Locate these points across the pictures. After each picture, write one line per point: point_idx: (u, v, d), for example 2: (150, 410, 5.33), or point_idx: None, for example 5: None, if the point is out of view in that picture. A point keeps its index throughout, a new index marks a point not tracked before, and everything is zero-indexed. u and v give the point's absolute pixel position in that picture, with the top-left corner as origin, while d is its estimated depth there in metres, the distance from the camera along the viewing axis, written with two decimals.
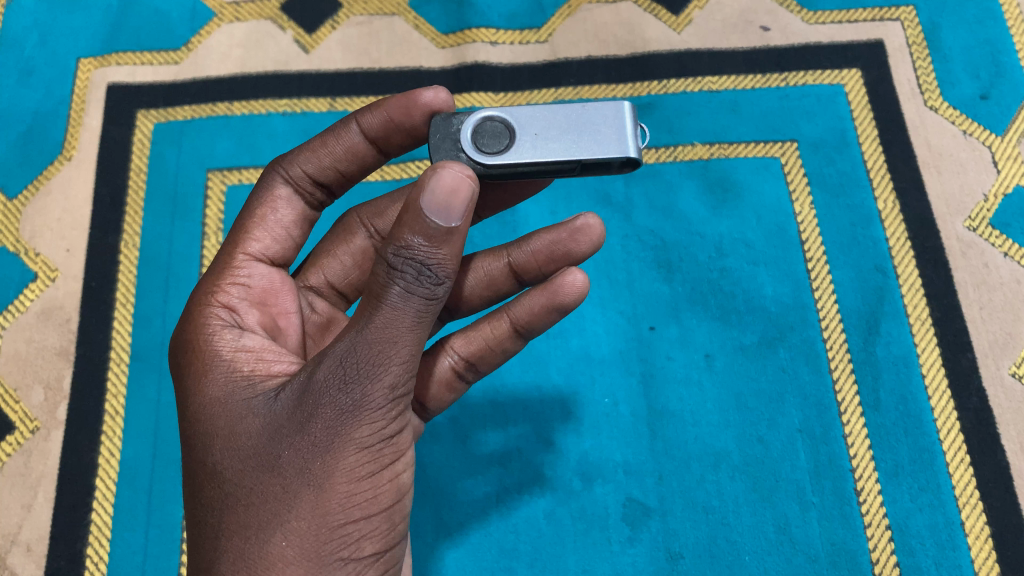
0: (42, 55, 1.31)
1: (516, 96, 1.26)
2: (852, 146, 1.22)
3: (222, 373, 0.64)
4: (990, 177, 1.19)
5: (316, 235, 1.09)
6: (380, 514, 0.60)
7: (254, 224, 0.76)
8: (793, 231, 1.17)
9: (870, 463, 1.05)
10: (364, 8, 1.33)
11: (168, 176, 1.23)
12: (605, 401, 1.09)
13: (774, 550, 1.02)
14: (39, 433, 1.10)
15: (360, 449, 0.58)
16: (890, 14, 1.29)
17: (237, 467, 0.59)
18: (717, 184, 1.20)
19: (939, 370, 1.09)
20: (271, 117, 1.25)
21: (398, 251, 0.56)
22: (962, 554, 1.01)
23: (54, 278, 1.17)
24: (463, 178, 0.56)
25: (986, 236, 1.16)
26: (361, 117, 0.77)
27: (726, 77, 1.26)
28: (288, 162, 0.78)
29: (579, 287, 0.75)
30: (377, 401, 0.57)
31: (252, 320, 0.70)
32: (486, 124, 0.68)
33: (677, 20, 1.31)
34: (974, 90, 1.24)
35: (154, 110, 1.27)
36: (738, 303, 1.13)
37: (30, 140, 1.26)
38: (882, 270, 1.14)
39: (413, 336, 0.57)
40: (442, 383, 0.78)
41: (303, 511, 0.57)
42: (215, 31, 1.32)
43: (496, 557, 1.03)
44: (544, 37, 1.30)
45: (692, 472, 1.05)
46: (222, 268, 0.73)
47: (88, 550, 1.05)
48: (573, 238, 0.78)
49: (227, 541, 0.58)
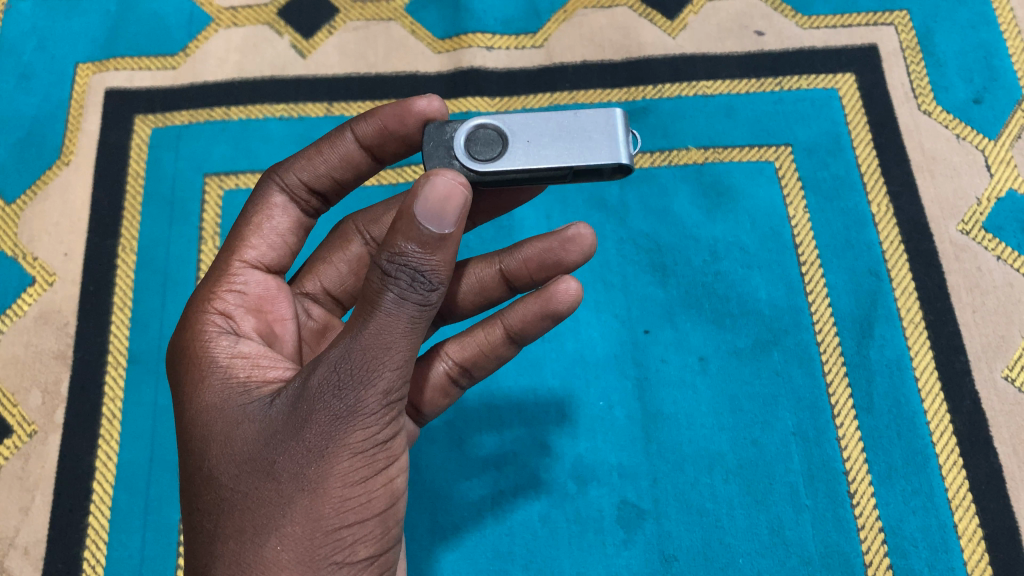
0: (41, 60, 1.31)
1: (512, 100, 1.27)
2: (846, 150, 1.23)
3: (218, 379, 0.64)
4: (983, 181, 1.20)
5: (314, 241, 1.10)
6: (373, 518, 0.60)
7: (250, 232, 0.76)
8: (787, 235, 1.18)
9: (863, 465, 1.06)
10: (361, 13, 1.34)
11: (166, 180, 1.23)
12: (600, 404, 1.10)
13: (768, 552, 1.03)
14: (37, 436, 1.10)
15: (354, 454, 0.58)
16: (884, 18, 1.30)
17: (232, 472, 0.59)
18: (711, 188, 1.20)
19: (932, 373, 1.10)
20: (268, 122, 1.26)
21: (391, 258, 0.56)
22: (954, 556, 1.02)
23: (52, 282, 1.18)
24: (455, 185, 0.57)
25: (979, 239, 1.17)
26: (356, 125, 0.78)
27: (721, 82, 1.27)
28: (284, 170, 0.78)
29: (572, 295, 0.76)
30: (371, 407, 0.58)
31: (248, 326, 0.71)
32: (479, 132, 0.69)
33: (672, 25, 1.32)
34: (968, 94, 1.25)
35: (152, 115, 1.27)
36: (732, 307, 1.14)
37: (28, 145, 1.26)
38: (875, 274, 1.15)
39: (406, 342, 0.58)
40: (437, 388, 0.78)
41: (297, 515, 0.57)
42: (213, 36, 1.32)
43: (491, 560, 1.04)
44: (540, 41, 1.31)
45: (687, 475, 1.06)
46: (218, 275, 0.74)
47: (86, 553, 1.05)
48: (564, 247, 0.78)
49: (222, 546, 0.58)
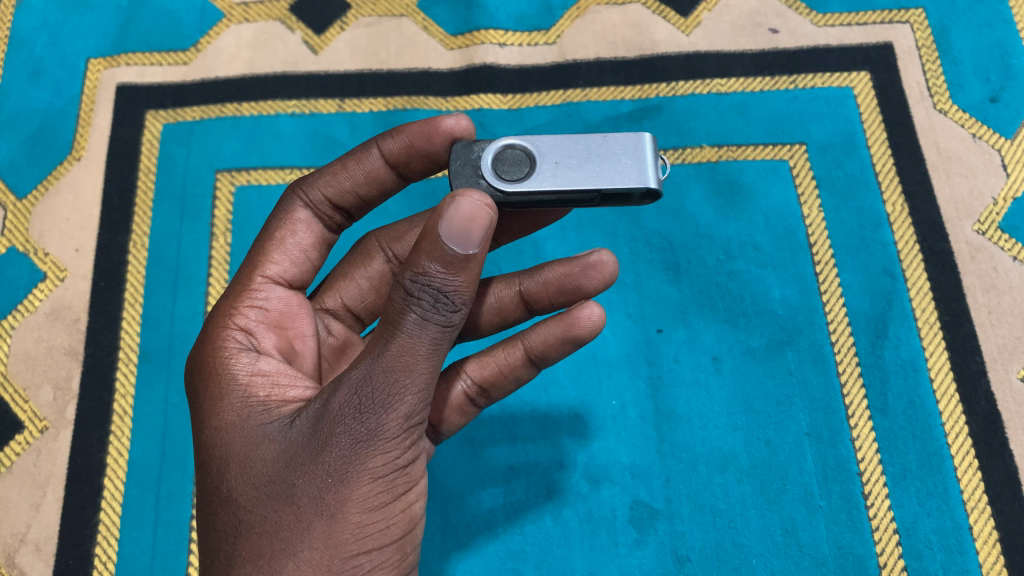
0: (51, 56, 1.31)
1: (524, 97, 1.26)
2: (861, 150, 1.21)
3: (238, 398, 0.64)
4: (999, 181, 1.18)
5: (333, 257, 1.09)
6: (391, 545, 0.60)
7: (273, 246, 0.76)
8: (801, 235, 1.17)
9: (878, 467, 1.05)
10: (373, 9, 1.32)
11: (178, 176, 1.23)
12: (613, 404, 1.09)
13: (782, 553, 1.03)
14: (48, 432, 1.11)
15: (374, 479, 0.58)
16: (899, 16, 1.29)
17: (252, 494, 0.59)
18: (724, 187, 1.19)
19: (947, 374, 1.09)
20: (280, 118, 1.25)
21: (415, 278, 0.56)
22: (969, 558, 1.02)
23: (63, 278, 1.18)
24: (481, 206, 0.56)
25: (995, 239, 1.16)
26: (383, 142, 0.77)
27: (735, 79, 1.26)
28: (308, 185, 0.78)
29: (595, 320, 0.76)
30: (391, 430, 0.58)
31: (269, 343, 0.70)
32: (506, 152, 0.68)
33: (685, 22, 1.30)
34: (984, 93, 1.23)
35: (163, 111, 1.27)
36: (746, 307, 1.13)
37: (39, 140, 1.26)
38: (890, 274, 1.14)
39: (429, 364, 0.58)
40: (456, 407, 0.77)
41: (315, 541, 0.57)
42: (224, 31, 1.31)
43: (503, 559, 1.04)
44: (552, 38, 1.30)
45: (699, 474, 1.06)
46: (239, 290, 0.73)
47: (97, 549, 1.06)
48: (586, 272, 0.78)
49: (239, 569, 0.58)
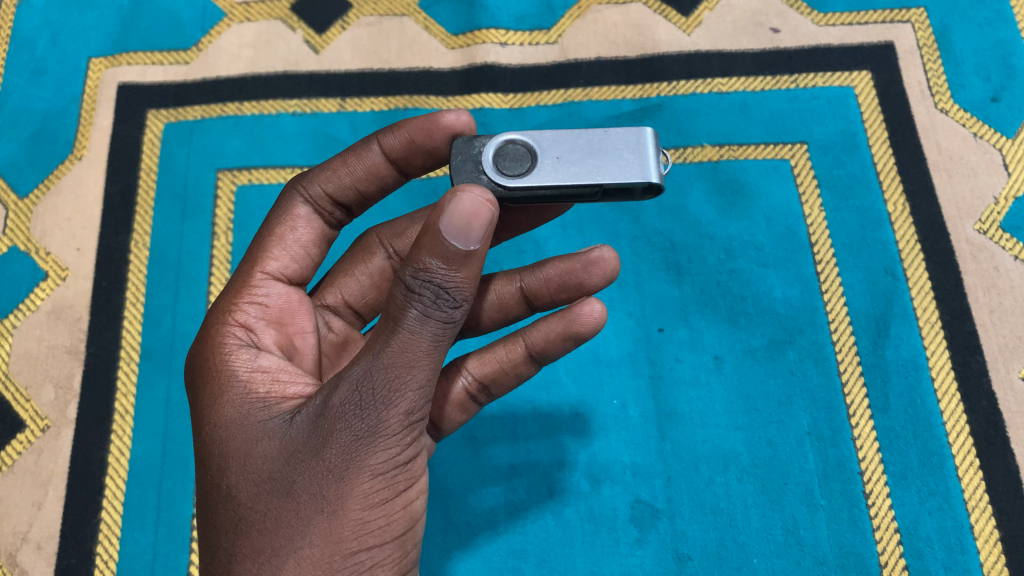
0: (53, 55, 1.31)
1: (525, 97, 1.26)
2: (862, 149, 1.21)
3: (238, 394, 0.64)
4: (1001, 181, 1.18)
5: (333, 254, 1.10)
6: (392, 542, 0.60)
7: (273, 243, 0.76)
8: (802, 234, 1.17)
9: (879, 466, 1.05)
10: (374, 9, 1.32)
11: (179, 175, 1.23)
12: (614, 403, 1.09)
13: (783, 553, 1.02)
14: (49, 431, 1.11)
15: (374, 476, 0.58)
16: (901, 15, 1.29)
17: (252, 491, 0.59)
18: (726, 186, 1.19)
19: (948, 373, 1.09)
20: (282, 117, 1.25)
21: (416, 274, 0.56)
22: (971, 557, 1.01)
23: (65, 277, 1.18)
24: (482, 202, 0.56)
25: (996, 239, 1.15)
26: (383, 137, 0.77)
27: (736, 79, 1.26)
28: (308, 181, 0.78)
29: (596, 317, 0.76)
30: (392, 427, 0.58)
31: (269, 340, 0.70)
32: (508, 147, 0.68)
33: (686, 22, 1.30)
34: (986, 92, 1.23)
35: (165, 110, 1.27)
36: (747, 306, 1.13)
37: (41, 140, 1.26)
38: (891, 273, 1.14)
39: (429, 361, 0.58)
40: (456, 404, 0.77)
41: (315, 538, 0.57)
42: (226, 31, 1.32)
43: (504, 558, 1.04)
44: (554, 37, 1.30)
45: (700, 474, 1.06)
46: (239, 287, 0.73)
47: (98, 548, 1.06)
48: (587, 269, 0.78)
49: (239, 566, 0.58)
